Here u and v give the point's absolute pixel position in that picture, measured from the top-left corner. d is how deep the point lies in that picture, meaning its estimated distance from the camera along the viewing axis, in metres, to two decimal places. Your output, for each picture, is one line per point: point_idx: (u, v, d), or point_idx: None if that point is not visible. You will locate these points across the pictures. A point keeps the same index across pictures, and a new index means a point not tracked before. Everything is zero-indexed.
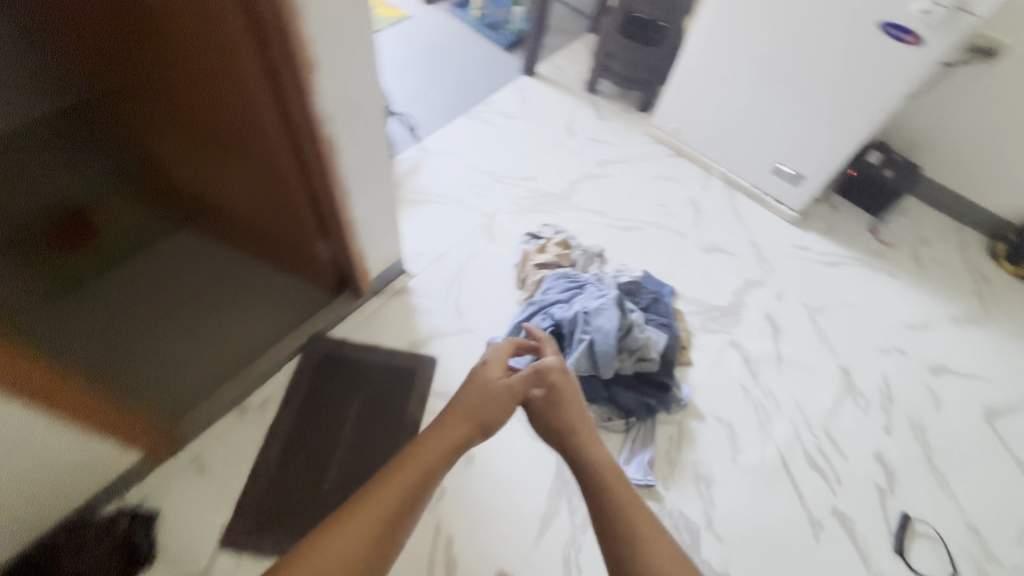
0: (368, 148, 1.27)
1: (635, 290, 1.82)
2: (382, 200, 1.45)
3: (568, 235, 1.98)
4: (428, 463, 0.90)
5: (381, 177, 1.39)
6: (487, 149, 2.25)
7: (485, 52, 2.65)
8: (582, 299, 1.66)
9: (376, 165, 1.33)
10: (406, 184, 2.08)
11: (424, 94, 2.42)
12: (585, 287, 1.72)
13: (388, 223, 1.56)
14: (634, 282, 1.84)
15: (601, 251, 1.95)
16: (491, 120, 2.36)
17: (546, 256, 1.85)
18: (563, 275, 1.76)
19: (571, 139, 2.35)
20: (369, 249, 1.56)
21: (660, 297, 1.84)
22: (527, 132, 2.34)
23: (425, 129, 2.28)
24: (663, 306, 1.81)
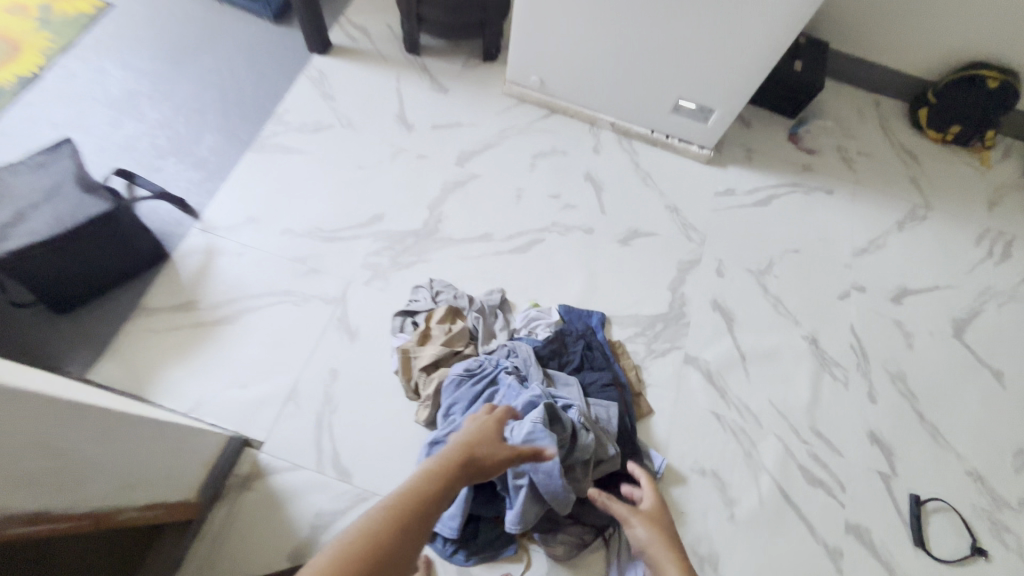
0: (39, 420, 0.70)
1: (559, 348, 1.38)
2: (131, 441, 0.89)
3: (452, 292, 1.45)
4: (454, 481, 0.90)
5: (94, 423, 0.81)
6: (302, 195, 1.60)
7: (248, 33, 1.84)
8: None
9: (73, 427, 0.76)
10: (204, 296, 1.43)
11: (181, 134, 1.64)
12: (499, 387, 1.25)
13: (170, 434, 1.00)
14: (555, 336, 1.39)
15: (501, 298, 1.48)
16: (292, 144, 1.67)
17: (434, 345, 1.34)
18: (464, 375, 1.27)
19: (411, 138, 1.73)
20: (166, 486, 1.01)
21: (590, 340, 1.41)
22: (351, 147, 1.69)
23: (201, 193, 1.57)
24: (600, 354, 1.39)
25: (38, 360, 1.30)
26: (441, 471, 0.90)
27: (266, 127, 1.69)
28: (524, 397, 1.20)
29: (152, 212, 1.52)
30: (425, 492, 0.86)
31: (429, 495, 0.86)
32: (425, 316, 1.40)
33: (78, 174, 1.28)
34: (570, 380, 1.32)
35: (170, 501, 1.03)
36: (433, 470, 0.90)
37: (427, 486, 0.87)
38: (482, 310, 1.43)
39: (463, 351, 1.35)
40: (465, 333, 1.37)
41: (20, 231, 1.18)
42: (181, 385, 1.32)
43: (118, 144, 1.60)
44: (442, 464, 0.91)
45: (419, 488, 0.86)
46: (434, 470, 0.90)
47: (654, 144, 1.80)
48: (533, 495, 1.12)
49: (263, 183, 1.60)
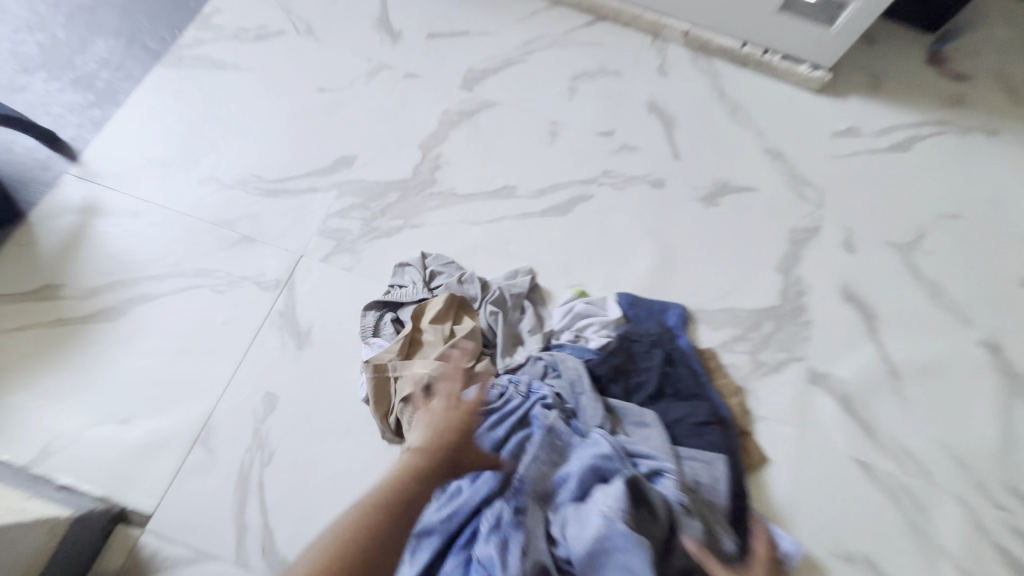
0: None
1: (624, 364, 0.88)
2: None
3: (457, 273, 0.94)
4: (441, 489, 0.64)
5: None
6: (235, 129, 1.08)
7: None
8: (544, 487, 0.70)
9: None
10: (74, 277, 0.93)
11: (58, 39, 1.12)
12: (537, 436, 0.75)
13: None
14: (613, 341, 0.89)
15: (530, 282, 0.97)
16: (225, 56, 1.15)
17: (427, 358, 0.83)
18: (478, 415, 0.77)
19: (397, 51, 1.19)
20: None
21: (670, 351, 0.91)
22: (310, 61, 1.16)
23: (84, 124, 1.06)
24: (687, 372, 0.89)
25: None
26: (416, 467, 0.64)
27: (185, 32, 1.16)
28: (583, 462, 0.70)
29: (7, 150, 1.01)
30: (411, 496, 0.61)
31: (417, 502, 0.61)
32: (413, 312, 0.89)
33: None
34: (646, 419, 0.82)
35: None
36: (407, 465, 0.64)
37: (412, 489, 0.61)
38: (502, 302, 0.92)
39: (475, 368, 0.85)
40: (476, 340, 0.87)
41: None
42: (23, 418, 0.83)
43: None
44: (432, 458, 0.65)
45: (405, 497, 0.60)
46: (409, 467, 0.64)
47: (745, 64, 1.26)
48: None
49: (178, 111, 1.08)
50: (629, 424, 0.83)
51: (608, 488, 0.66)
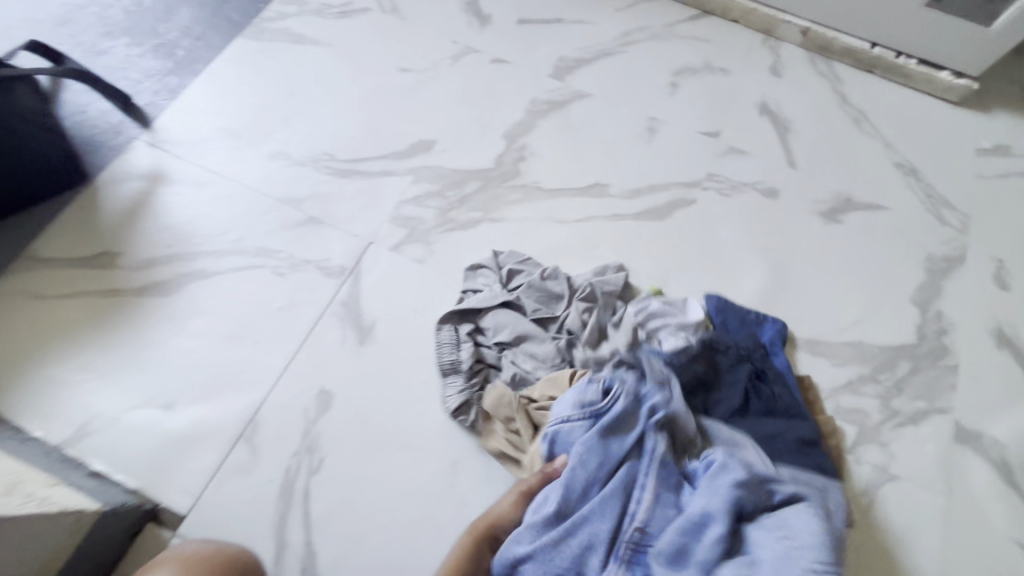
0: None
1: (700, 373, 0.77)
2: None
3: (539, 270, 0.83)
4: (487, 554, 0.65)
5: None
6: (311, 106, 1.01)
7: None
8: (677, 540, 0.58)
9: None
10: (131, 247, 0.87)
11: (144, 6, 1.09)
12: (654, 475, 0.63)
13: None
14: (687, 343, 0.77)
15: (615, 279, 0.83)
16: (307, 30, 1.09)
17: (514, 405, 0.72)
18: (577, 421, 0.67)
19: (485, 35, 1.10)
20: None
21: (766, 372, 0.78)
22: (393, 40, 1.09)
23: (160, 91, 1.01)
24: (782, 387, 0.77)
25: None
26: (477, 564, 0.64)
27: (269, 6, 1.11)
28: (722, 494, 0.59)
29: (82, 112, 0.97)
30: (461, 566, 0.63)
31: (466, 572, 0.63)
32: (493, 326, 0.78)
33: None
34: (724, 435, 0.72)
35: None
36: (463, 554, 0.64)
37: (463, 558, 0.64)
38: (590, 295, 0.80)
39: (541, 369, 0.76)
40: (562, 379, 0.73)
41: None
42: (63, 393, 0.76)
43: (50, 14, 1.06)
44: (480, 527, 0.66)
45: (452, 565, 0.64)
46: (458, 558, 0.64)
47: (871, 69, 1.12)
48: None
49: (256, 83, 1.03)
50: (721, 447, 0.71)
51: (779, 527, 0.57)
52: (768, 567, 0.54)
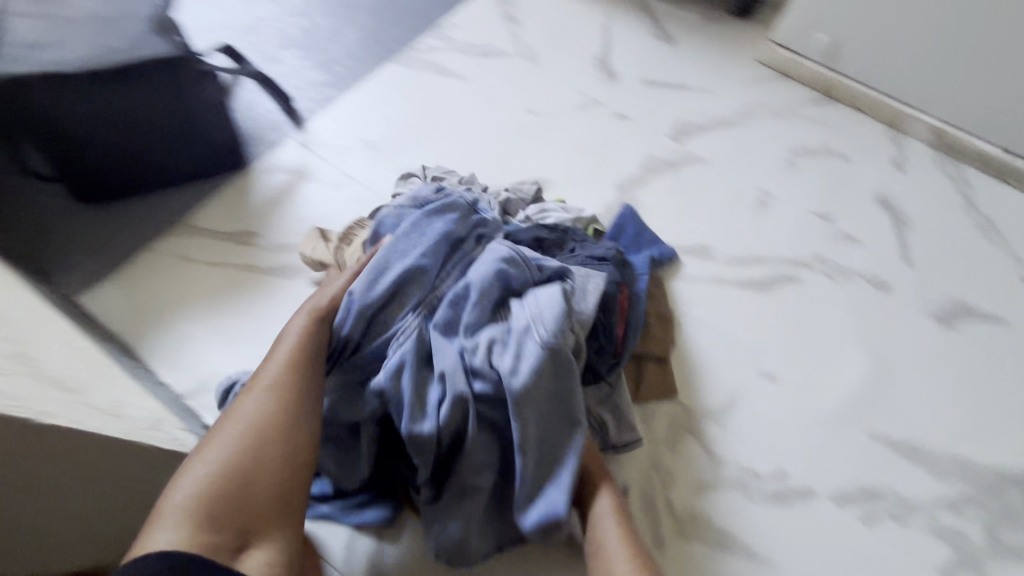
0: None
1: (552, 243, 0.83)
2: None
3: (456, 179, 0.90)
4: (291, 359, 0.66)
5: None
6: (443, 131, 1.10)
7: None
8: (472, 282, 0.70)
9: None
10: (271, 230, 0.97)
11: (317, 26, 1.24)
12: (471, 242, 0.74)
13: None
14: (563, 229, 0.85)
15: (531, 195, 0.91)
16: (451, 64, 1.20)
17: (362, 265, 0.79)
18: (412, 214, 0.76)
19: (612, 90, 1.17)
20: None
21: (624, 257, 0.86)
22: (526, 83, 1.17)
23: (317, 99, 1.14)
24: (607, 250, 0.82)
25: (30, 256, 0.90)
26: (302, 348, 0.68)
27: (422, 39, 1.24)
28: (491, 262, 0.70)
29: (249, 108, 1.10)
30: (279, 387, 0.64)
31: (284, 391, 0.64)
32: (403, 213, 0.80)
33: (155, 13, 0.88)
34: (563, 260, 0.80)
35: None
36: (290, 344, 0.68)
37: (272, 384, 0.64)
38: (505, 201, 0.88)
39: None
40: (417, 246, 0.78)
41: (42, 55, 0.78)
42: (191, 348, 0.85)
43: (240, 23, 1.23)
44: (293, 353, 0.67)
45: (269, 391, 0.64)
46: (285, 349, 0.68)
47: (1002, 177, 1.08)
48: (494, 444, 0.69)
49: (398, 104, 1.14)
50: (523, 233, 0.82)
51: (534, 297, 0.68)
52: (520, 330, 0.67)
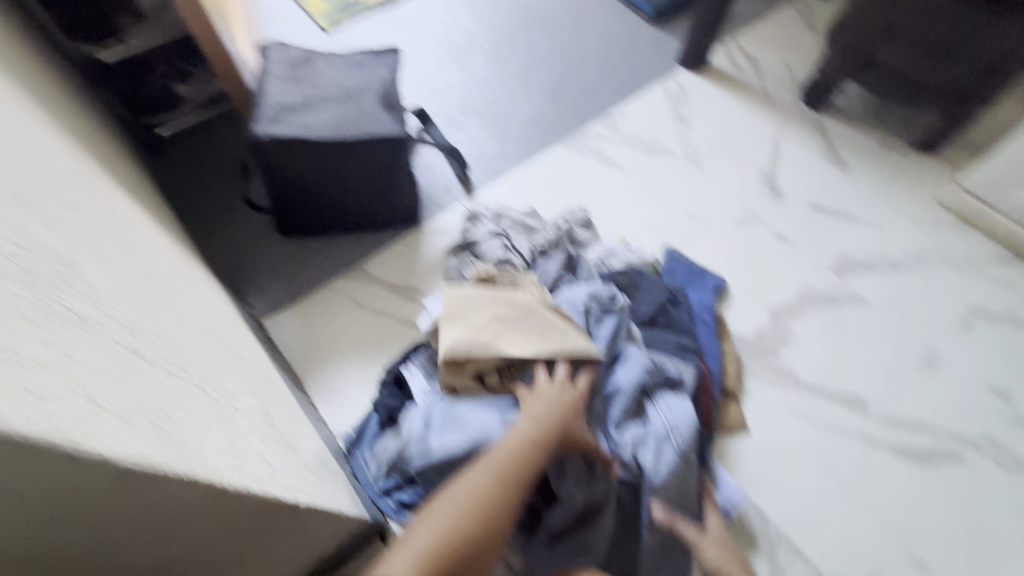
0: (24, 228, 0.32)
1: (630, 287, 0.96)
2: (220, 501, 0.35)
3: (516, 212, 1.08)
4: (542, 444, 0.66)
5: (153, 379, 0.35)
6: (602, 222, 1.14)
7: (616, 24, 1.50)
8: (627, 383, 0.78)
9: (76, 320, 0.30)
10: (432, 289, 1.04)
11: (497, 99, 1.34)
12: (625, 343, 0.83)
13: (298, 486, 0.50)
14: (632, 271, 0.98)
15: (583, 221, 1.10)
16: (617, 155, 1.25)
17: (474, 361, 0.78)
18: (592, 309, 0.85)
19: (775, 209, 1.16)
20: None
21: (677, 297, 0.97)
22: (689, 186, 1.19)
23: (489, 169, 1.22)
24: (663, 293, 0.95)
25: (232, 274, 1.04)
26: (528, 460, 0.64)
27: (592, 126, 1.30)
28: (641, 368, 0.80)
29: (429, 169, 1.20)
30: (523, 463, 0.64)
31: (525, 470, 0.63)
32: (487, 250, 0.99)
33: (386, 87, 0.99)
34: (642, 314, 0.93)
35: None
36: (515, 451, 0.65)
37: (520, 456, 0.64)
38: (568, 233, 1.06)
39: (511, 261, 0.98)
40: (543, 325, 0.78)
41: (295, 120, 0.91)
42: (349, 391, 0.93)
43: (431, 87, 1.36)
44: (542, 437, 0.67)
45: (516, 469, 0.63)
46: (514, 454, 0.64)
47: None
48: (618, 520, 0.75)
49: (562, 186, 1.19)
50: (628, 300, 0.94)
51: (670, 407, 0.79)
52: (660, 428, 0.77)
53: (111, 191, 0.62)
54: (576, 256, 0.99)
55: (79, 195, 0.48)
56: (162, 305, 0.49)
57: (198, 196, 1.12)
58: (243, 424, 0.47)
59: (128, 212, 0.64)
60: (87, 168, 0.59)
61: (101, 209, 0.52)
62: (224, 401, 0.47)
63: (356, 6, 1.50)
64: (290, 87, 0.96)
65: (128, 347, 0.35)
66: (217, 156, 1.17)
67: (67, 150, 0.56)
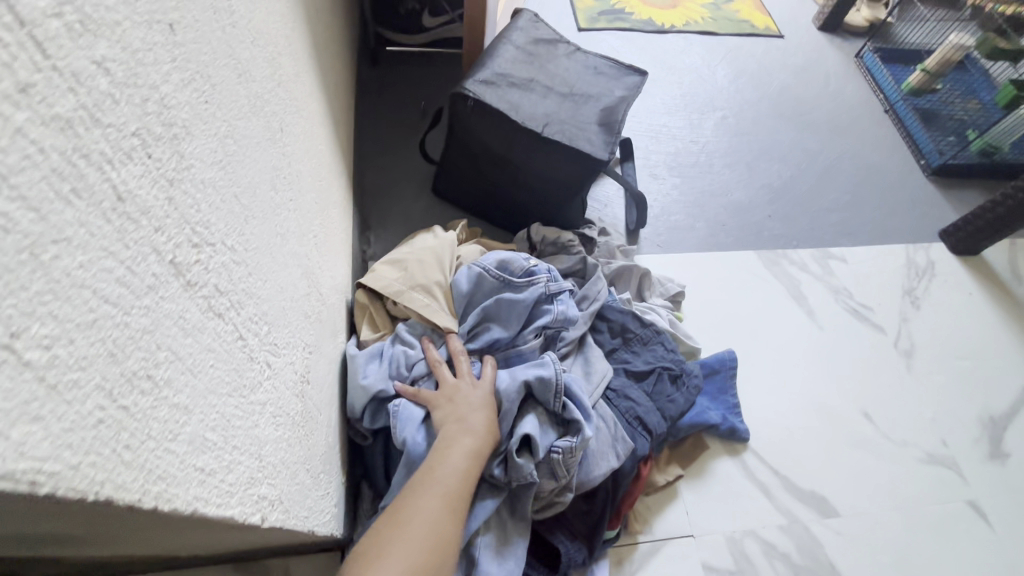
0: (139, 53, 0.23)
1: (636, 337, 0.81)
2: (138, 516, 0.23)
3: (619, 243, 0.98)
4: (484, 437, 0.60)
5: (173, 311, 0.25)
6: (757, 360, 0.93)
7: (884, 158, 1.27)
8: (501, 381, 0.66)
9: (109, 199, 0.20)
10: None
11: (711, 171, 1.18)
12: (529, 340, 0.71)
13: (279, 491, 0.39)
14: (656, 330, 0.82)
15: (675, 292, 0.94)
16: (813, 294, 1.02)
17: (388, 304, 0.73)
18: (490, 277, 0.72)
19: (985, 468, 0.86)
20: (142, 545, 0.37)
21: (678, 375, 0.79)
22: (882, 374, 0.94)
23: (664, 234, 1.07)
24: (665, 362, 0.79)
25: (368, 203, 1.00)
26: (473, 476, 0.57)
27: (799, 251, 1.08)
28: (527, 372, 0.65)
29: (602, 205, 1.07)
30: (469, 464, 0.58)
31: (470, 471, 0.57)
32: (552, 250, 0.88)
33: (612, 104, 0.87)
34: (634, 366, 0.78)
35: (111, 559, 0.41)
36: (467, 468, 0.57)
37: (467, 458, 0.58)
38: (645, 284, 0.91)
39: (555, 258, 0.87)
40: (418, 274, 0.72)
41: (506, 91, 0.83)
42: None
43: (649, 125, 1.23)
44: (485, 431, 0.61)
45: (467, 467, 0.57)
46: (465, 477, 0.56)
47: None
48: None
49: (733, 294, 1.00)
50: (636, 360, 0.79)
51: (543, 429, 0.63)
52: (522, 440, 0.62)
53: (303, 72, 0.57)
54: (597, 279, 0.83)
55: (261, 56, 0.41)
56: (269, 211, 0.41)
57: (384, 117, 1.11)
58: (263, 393, 0.37)
59: (308, 100, 0.58)
60: (293, 38, 0.54)
61: (277, 82, 0.46)
62: (259, 355, 0.37)
63: (621, 18, 1.43)
64: (520, 58, 0.89)
65: (169, 256, 0.25)
66: (421, 92, 1.15)
67: (285, 10, 0.51)
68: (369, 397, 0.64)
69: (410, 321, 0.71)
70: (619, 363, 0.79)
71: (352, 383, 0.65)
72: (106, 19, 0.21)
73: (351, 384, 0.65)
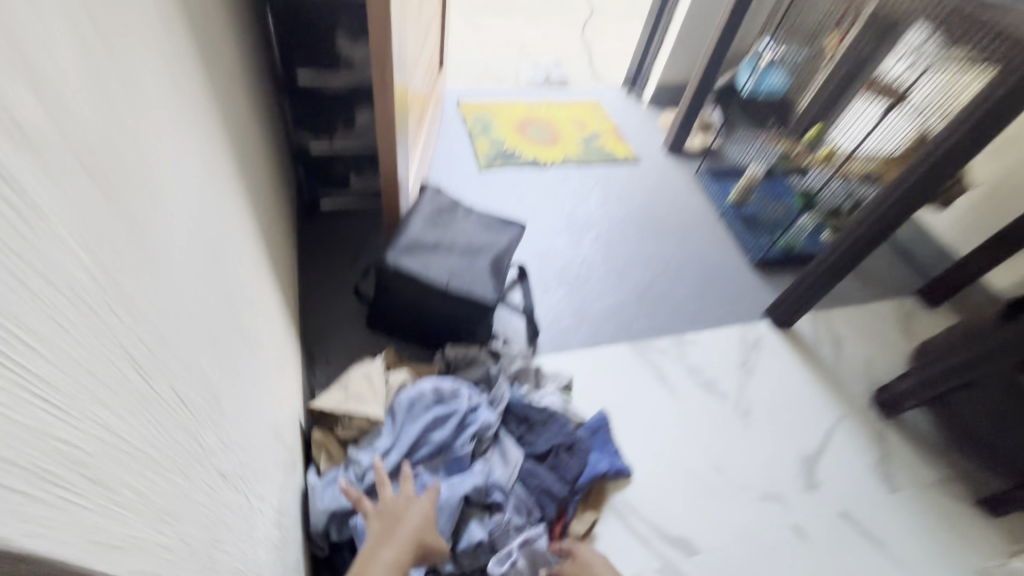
0: (208, 370, 0.50)
1: (536, 422, 1.06)
2: None
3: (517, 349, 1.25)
4: (414, 541, 0.73)
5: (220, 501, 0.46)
6: (634, 434, 1.19)
7: (719, 255, 1.66)
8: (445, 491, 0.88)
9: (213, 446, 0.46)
10: None
11: (589, 280, 1.50)
12: (461, 447, 0.95)
13: None
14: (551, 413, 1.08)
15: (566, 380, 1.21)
16: (673, 373, 1.32)
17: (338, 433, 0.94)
18: (426, 402, 0.98)
19: (804, 497, 1.15)
20: None
21: (574, 444, 1.04)
22: (726, 432, 1.23)
23: (557, 337, 1.35)
24: (561, 438, 1.04)
25: (312, 340, 1.21)
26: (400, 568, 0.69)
27: (661, 340, 1.39)
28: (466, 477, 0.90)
29: (505, 318, 1.35)
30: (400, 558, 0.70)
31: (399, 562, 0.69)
32: (463, 361, 1.13)
33: (499, 253, 1.17)
34: (537, 447, 1.03)
35: None
36: (396, 560, 0.69)
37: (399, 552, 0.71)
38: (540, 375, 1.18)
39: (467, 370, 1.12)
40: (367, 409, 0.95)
41: (417, 254, 1.10)
42: None
43: (539, 247, 1.55)
44: (416, 534, 0.74)
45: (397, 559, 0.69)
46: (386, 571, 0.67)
47: None
48: None
49: (613, 380, 1.28)
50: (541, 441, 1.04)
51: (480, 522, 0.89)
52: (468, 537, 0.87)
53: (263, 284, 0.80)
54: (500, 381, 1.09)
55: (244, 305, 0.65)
56: (253, 404, 0.63)
57: (321, 264, 1.34)
58: (258, 532, 0.57)
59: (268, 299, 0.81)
60: (257, 266, 0.78)
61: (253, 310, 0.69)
62: (254, 508, 0.57)
63: (511, 158, 1.80)
64: (427, 223, 1.18)
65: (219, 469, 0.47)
66: (353, 239, 1.41)
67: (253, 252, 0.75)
68: (328, 515, 0.84)
69: (359, 445, 0.93)
70: (527, 445, 1.04)
71: (315, 505, 0.85)
72: (200, 365, 0.47)
73: (313, 507, 0.85)
